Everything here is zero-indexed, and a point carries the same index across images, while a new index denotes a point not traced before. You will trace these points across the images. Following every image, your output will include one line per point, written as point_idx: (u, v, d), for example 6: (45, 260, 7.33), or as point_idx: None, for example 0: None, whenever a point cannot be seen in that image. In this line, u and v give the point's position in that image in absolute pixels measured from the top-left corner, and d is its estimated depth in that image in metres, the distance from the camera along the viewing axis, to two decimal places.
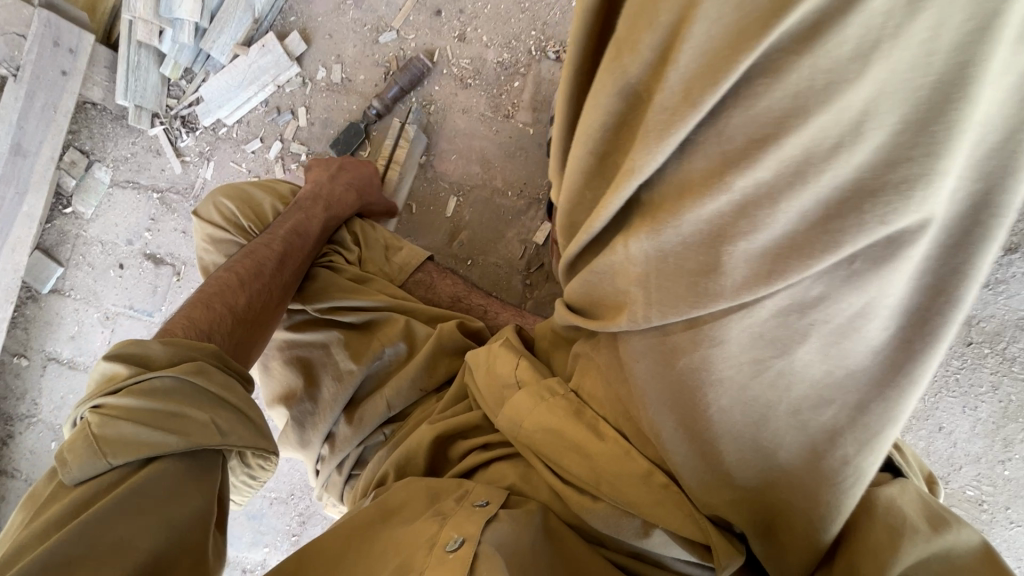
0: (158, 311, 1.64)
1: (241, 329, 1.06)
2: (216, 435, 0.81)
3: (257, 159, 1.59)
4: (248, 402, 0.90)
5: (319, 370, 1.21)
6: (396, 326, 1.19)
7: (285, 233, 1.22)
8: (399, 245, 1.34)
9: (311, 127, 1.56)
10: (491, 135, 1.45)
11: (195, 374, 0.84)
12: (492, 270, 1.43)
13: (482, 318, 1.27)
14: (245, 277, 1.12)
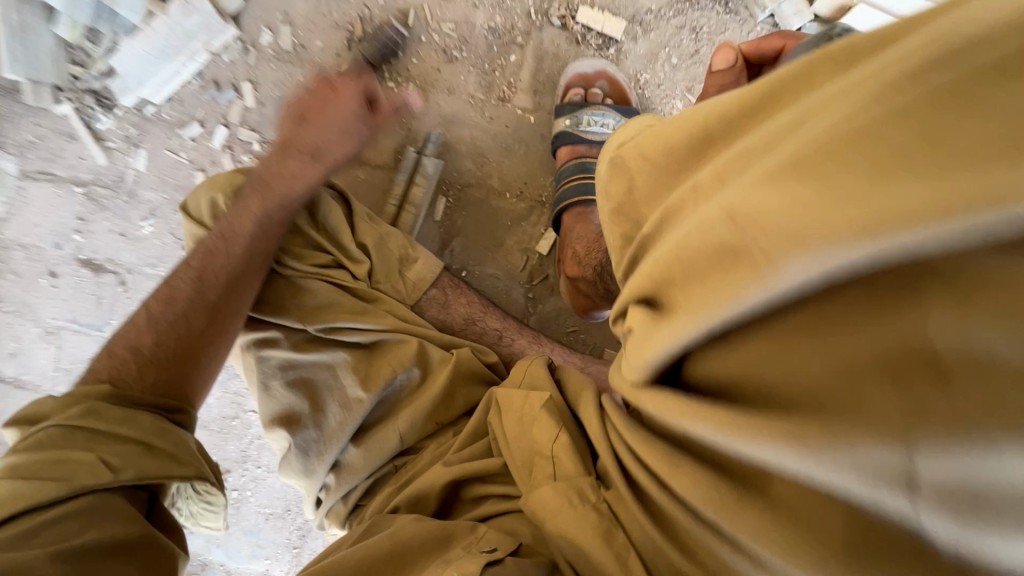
0: (108, 326, 1.44)
1: (157, 368, 0.89)
2: (107, 475, 0.73)
3: (198, 147, 1.32)
4: (153, 432, 0.81)
5: (320, 394, 1.00)
6: (407, 354, 1.00)
7: (211, 240, 0.99)
8: (414, 257, 1.11)
9: (262, 108, 1.28)
10: (484, 123, 1.22)
11: (82, 417, 0.77)
12: (490, 281, 1.27)
13: (495, 344, 1.12)
14: (156, 308, 0.95)
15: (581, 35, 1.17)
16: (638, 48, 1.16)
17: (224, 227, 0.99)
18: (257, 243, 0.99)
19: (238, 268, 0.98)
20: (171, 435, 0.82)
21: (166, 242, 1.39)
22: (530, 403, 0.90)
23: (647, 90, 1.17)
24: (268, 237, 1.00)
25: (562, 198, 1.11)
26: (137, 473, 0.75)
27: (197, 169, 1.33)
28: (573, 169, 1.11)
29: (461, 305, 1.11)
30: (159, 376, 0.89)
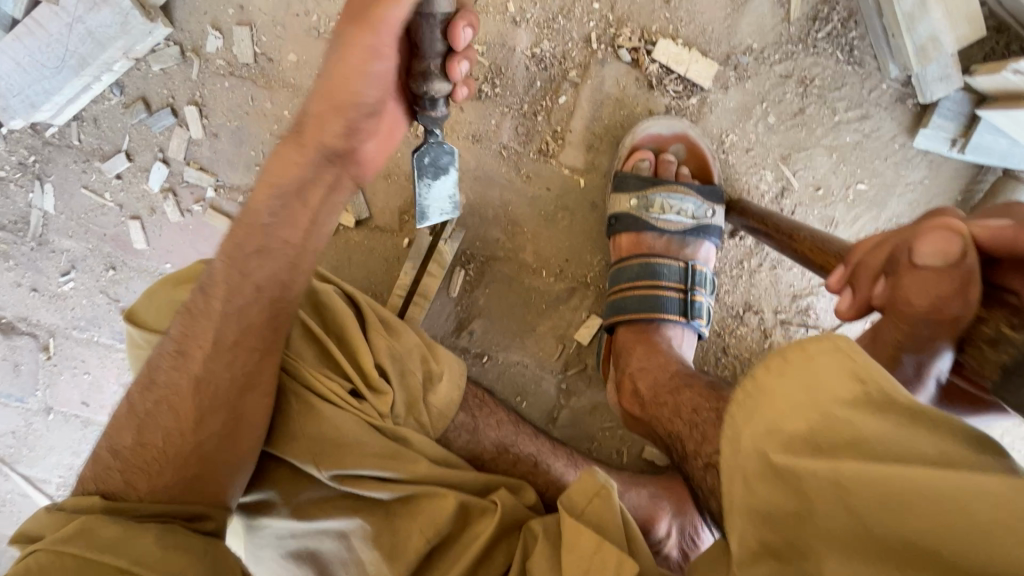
0: (32, 398, 1.14)
1: (191, 497, 0.61)
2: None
3: (127, 187, 0.98)
4: (155, 558, 0.52)
5: (329, 570, 0.72)
6: (447, 508, 0.72)
7: (171, 336, 0.64)
8: (439, 373, 0.84)
9: (214, 140, 0.94)
10: (518, 182, 0.95)
11: (73, 538, 0.52)
12: (514, 371, 1.03)
13: (532, 472, 0.89)
14: (140, 451, 0.62)
15: (657, 77, 0.89)
16: (728, 100, 0.89)
17: (204, 276, 0.65)
18: (241, 284, 0.64)
19: (232, 321, 0.64)
20: (176, 557, 0.53)
21: (95, 302, 1.07)
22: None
23: (733, 156, 0.92)
24: (261, 274, 0.65)
25: (626, 310, 0.89)
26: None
27: (127, 214, 1.00)
28: (638, 273, 0.88)
29: (491, 429, 0.88)
30: (161, 481, 0.61)
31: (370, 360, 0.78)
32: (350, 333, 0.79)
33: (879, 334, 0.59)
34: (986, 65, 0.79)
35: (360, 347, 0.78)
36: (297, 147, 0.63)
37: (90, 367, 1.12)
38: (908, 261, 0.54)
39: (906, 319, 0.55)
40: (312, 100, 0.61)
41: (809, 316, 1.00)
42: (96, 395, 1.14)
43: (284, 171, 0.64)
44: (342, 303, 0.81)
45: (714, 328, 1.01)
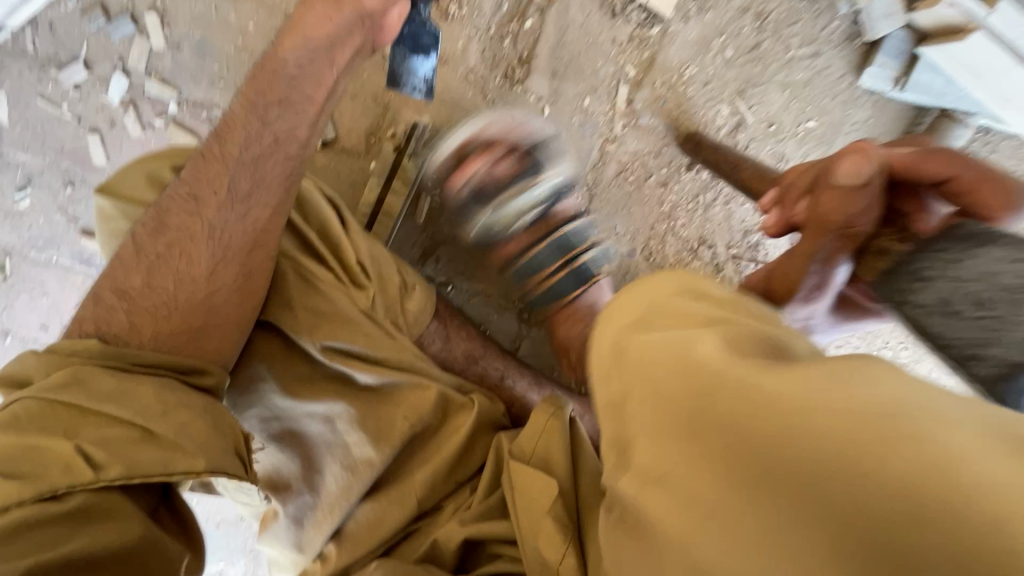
0: None
1: (193, 340, 0.66)
2: (87, 472, 0.54)
3: (86, 99, 0.96)
4: (157, 413, 0.58)
5: (315, 452, 0.80)
6: (429, 398, 0.81)
7: (188, 186, 0.68)
8: (413, 282, 0.88)
9: (175, 51, 0.93)
10: (484, 108, 0.96)
11: (66, 390, 0.57)
12: (477, 301, 1.07)
13: (496, 387, 0.94)
14: (148, 292, 0.66)
15: (620, 5, 0.91)
16: (689, 31, 0.92)
17: (219, 122, 0.69)
18: (261, 134, 0.68)
19: (249, 171, 0.68)
20: (177, 413, 0.59)
21: (53, 221, 1.05)
22: (536, 507, 0.72)
23: (691, 88, 0.95)
24: (280, 125, 0.69)
25: (542, 267, 0.94)
26: (125, 470, 0.55)
27: (86, 128, 0.98)
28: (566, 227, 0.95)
29: (461, 341, 0.93)
30: (161, 325, 0.65)
31: (353, 255, 0.82)
32: (329, 227, 0.82)
33: (796, 247, 0.68)
34: None
35: (341, 243, 0.82)
36: (335, 7, 0.66)
37: (49, 289, 1.10)
38: (830, 181, 0.64)
39: (820, 228, 0.64)
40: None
41: (758, 252, 1.06)
42: (56, 318, 1.12)
43: (319, 25, 0.66)
44: (323, 201, 0.83)
45: (670, 260, 1.05)
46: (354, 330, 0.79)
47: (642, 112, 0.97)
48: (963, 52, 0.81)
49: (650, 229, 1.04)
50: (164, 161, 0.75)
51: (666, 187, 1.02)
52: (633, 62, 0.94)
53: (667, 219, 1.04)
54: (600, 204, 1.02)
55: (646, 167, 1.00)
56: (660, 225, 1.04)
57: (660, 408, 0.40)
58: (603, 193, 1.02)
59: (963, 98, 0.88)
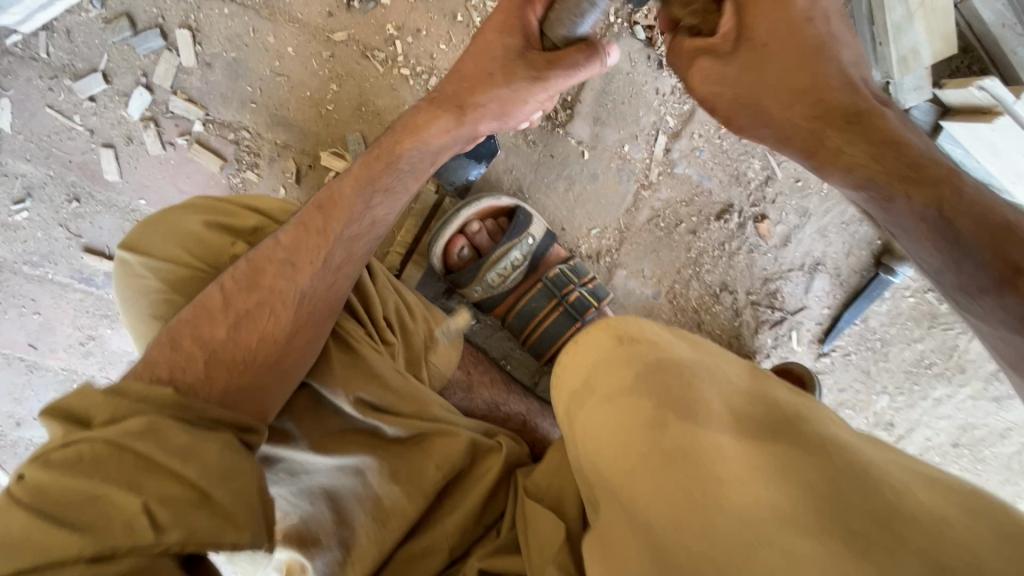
0: None
1: (260, 402, 0.64)
2: (148, 535, 0.47)
3: (102, 113, 0.90)
4: (220, 476, 0.53)
5: (345, 504, 0.76)
6: (459, 446, 0.77)
7: (281, 247, 0.68)
8: (440, 331, 0.87)
9: (206, 70, 0.89)
10: (523, 147, 0.96)
11: (140, 438, 0.51)
12: (499, 337, 1.06)
13: (521, 429, 0.93)
14: (229, 347, 0.64)
15: (665, 58, 0.93)
16: None
17: (328, 194, 0.70)
18: (364, 214, 0.70)
19: (347, 246, 0.69)
20: (239, 478, 0.54)
21: (53, 237, 0.98)
22: (548, 547, 0.67)
23: (726, 141, 0.97)
24: (380, 211, 0.71)
25: (536, 314, 0.93)
26: (183, 538, 0.49)
27: (97, 142, 0.91)
28: (566, 271, 0.93)
29: (485, 388, 0.92)
30: (234, 382, 0.63)
31: (380, 311, 0.81)
32: (358, 280, 0.81)
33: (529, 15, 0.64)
34: (956, 81, 0.88)
35: (371, 298, 0.81)
36: (455, 123, 0.70)
37: (41, 307, 1.03)
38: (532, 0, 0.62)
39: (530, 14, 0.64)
40: (492, 95, 0.67)
41: (776, 299, 1.05)
42: (46, 337, 1.05)
43: (438, 135, 0.70)
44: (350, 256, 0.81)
45: (692, 304, 1.05)
46: (382, 386, 0.76)
47: (678, 161, 0.98)
48: (987, 131, 0.86)
49: (676, 273, 1.03)
50: (197, 215, 0.71)
51: (695, 234, 1.02)
52: (673, 113, 0.95)
53: (694, 264, 1.03)
54: (631, 246, 1.02)
55: (677, 215, 1.01)
56: (686, 269, 1.03)
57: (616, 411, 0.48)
58: (634, 237, 1.02)
59: (977, 170, 0.92)
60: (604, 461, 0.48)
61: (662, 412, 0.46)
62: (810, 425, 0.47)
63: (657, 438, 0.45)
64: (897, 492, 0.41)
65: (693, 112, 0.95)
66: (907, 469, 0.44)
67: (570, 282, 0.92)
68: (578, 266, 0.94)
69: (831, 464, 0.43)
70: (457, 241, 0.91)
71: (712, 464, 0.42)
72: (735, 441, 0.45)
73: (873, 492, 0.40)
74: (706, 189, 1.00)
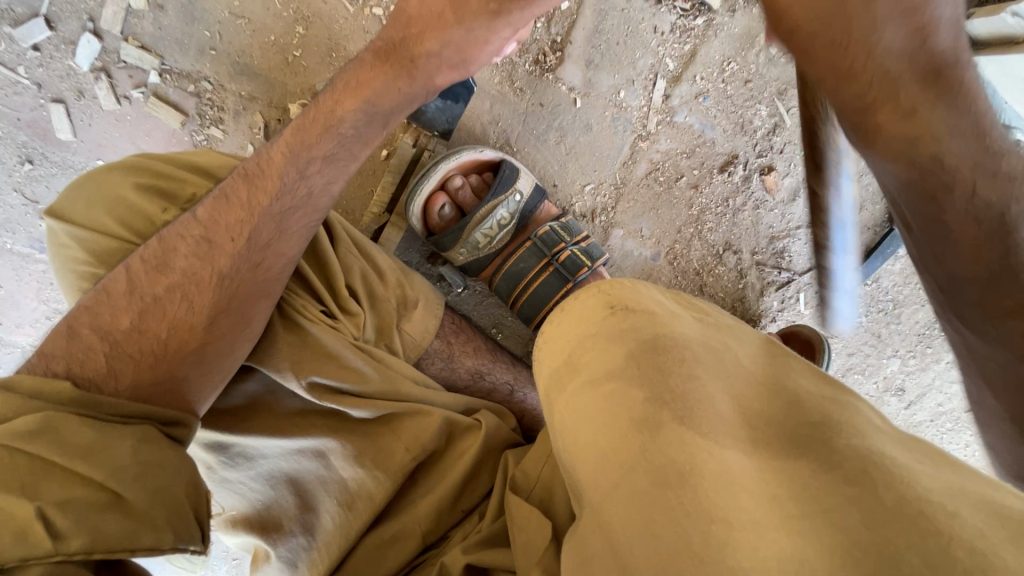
0: None
1: (180, 393, 0.59)
2: (45, 543, 0.45)
3: (48, 64, 0.82)
4: (132, 475, 0.50)
5: (309, 490, 0.71)
6: (432, 425, 0.73)
7: (198, 227, 0.62)
8: (415, 299, 0.81)
9: (159, 13, 0.81)
10: (508, 95, 0.88)
11: (32, 439, 0.48)
12: (489, 304, 1.00)
13: (506, 401, 0.88)
14: (140, 339, 0.58)
15: None
16: (734, 25, 0.86)
17: (253, 164, 0.64)
18: (296, 185, 0.64)
19: (274, 222, 0.63)
20: (155, 475, 0.51)
21: (7, 203, 0.91)
22: (530, 546, 0.63)
23: (731, 85, 0.89)
24: (318, 180, 0.65)
25: (524, 274, 0.86)
26: (89, 543, 0.46)
27: (45, 97, 0.84)
28: (556, 230, 0.86)
29: (468, 357, 0.86)
30: (143, 372, 0.58)
31: (343, 278, 0.73)
32: (318, 244, 0.73)
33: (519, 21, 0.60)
34: (984, 9, 0.80)
35: (333, 263, 0.73)
36: (407, 79, 0.64)
37: (2, 280, 0.97)
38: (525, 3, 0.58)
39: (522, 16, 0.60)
40: (444, 42, 0.61)
41: (783, 259, 0.98)
42: (11, 312, 0.99)
43: (385, 94, 0.64)
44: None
45: (694, 266, 0.98)
46: (342, 366, 0.70)
47: (678, 109, 0.90)
48: (1017, 64, 0.78)
49: (676, 233, 0.97)
50: (130, 177, 0.64)
51: (696, 190, 0.95)
52: (673, 54, 0.87)
53: (695, 223, 0.96)
54: (628, 204, 0.95)
55: (677, 168, 0.94)
56: (687, 229, 0.97)
57: (606, 404, 0.41)
58: (631, 193, 0.95)
59: (1007, 110, 0.85)
60: (584, 469, 0.41)
61: (654, 411, 0.39)
62: (843, 433, 0.38)
63: (647, 446, 0.38)
64: (977, 551, 0.30)
65: (696, 52, 0.87)
66: (973, 497, 0.34)
67: (561, 240, 0.85)
68: (571, 224, 0.87)
69: (871, 500, 0.34)
70: (438, 198, 0.84)
71: (713, 492, 0.35)
72: (745, 464, 0.37)
73: (935, 552, 0.31)
74: (709, 139, 0.92)
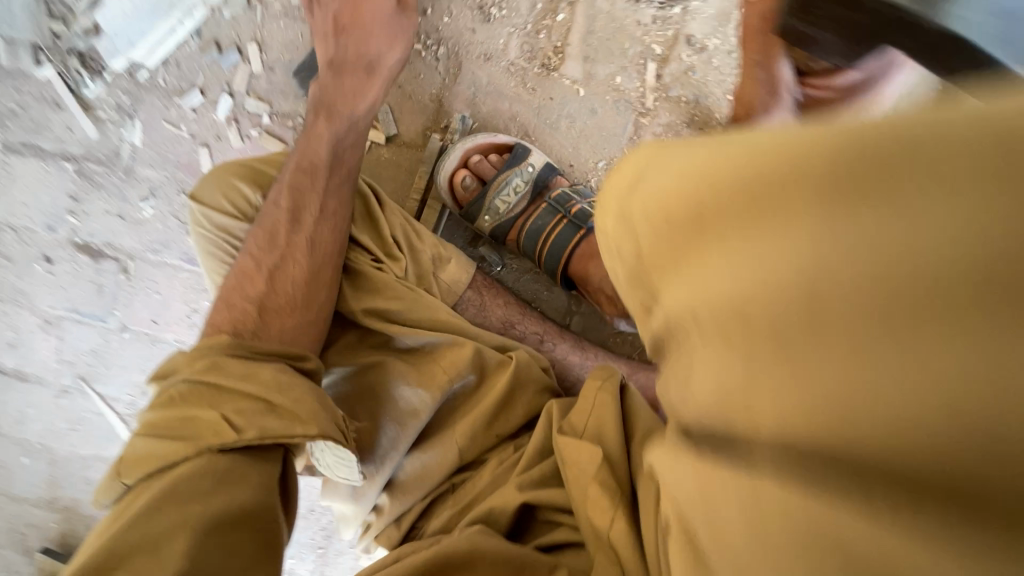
0: (112, 316, 1.32)
1: (301, 324, 0.84)
2: (230, 434, 0.67)
3: (201, 119, 1.17)
4: (278, 389, 0.72)
5: (367, 401, 0.88)
6: (464, 352, 0.86)
7: (285, 211, 0.88)
8: (448, 256, 0.97)
9: (270, 73, 1.13)
10: (525, 94, 1.07)
11: (209, 372, 0.71)
12: (526, 279, 1.15)
13: (538, 351, 0.99)
14: (266, 291, 0.85)
15: None
16: (709, 7, 1.01)
17: (303, 162, 0.91)
18: (342, 159, 0.92)
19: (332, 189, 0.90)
20: (296, 389, 0.73)
21: (169, 226, 1.25)
22: (584, 475, 0.71)
23: (716, 58, 1.02)
24: (351, 152, 0.94)
25: (542, 230, 0.99)
26: (258, 432, 0.68)
27: (199, 144, 1.19)
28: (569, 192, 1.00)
29: (498, 307, 1.00)
30: (287, 320, 0.84)
31: (387, 230, 0.93)
32: (370, 208, 0.94)
33: None
34: None
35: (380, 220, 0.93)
36: None
37: (160, 287, 1.29)
38: None
39: None
40: None
41: None
42: (164, 313, 1.30)
43: None
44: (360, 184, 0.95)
45: None
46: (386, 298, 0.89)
47: (671, 85, 1.04)
48: None
49: None
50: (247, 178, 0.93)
51: None
52: (659, 41, 1.03)
53: None
54: None
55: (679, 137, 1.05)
56: None
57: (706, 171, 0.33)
58: None
59: None
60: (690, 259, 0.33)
61: (743, 145, 0.32)
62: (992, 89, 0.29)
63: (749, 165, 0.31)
64: None
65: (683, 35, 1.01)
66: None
67: (572, 198, 0.99)
68: (582, 189, 1.02)
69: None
70: (460, 171, 1.04)
71: (879, 177, 0.26)
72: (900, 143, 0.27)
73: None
74: (705, 108, 1.03)
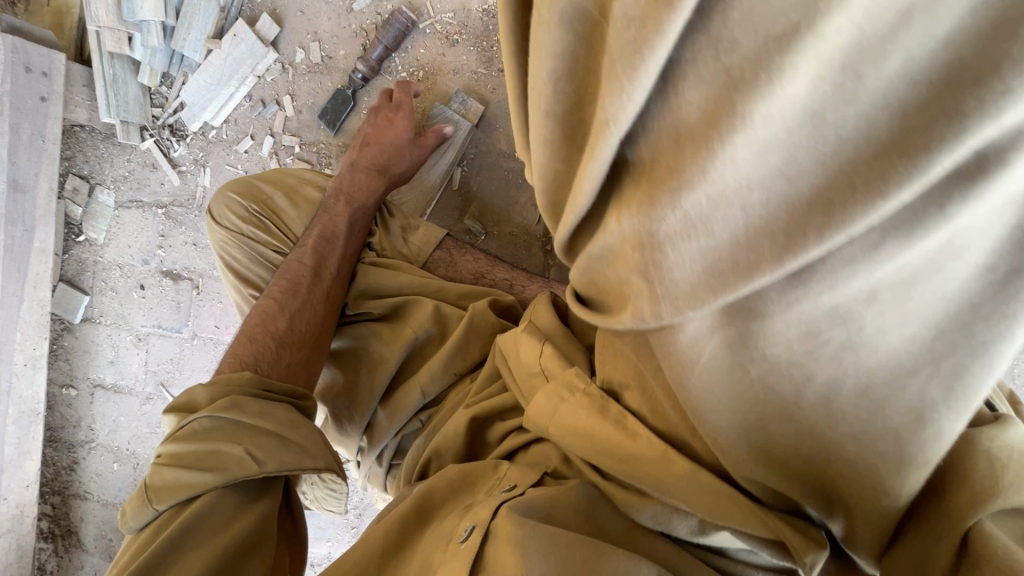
0: (186, 327, 1.63)
1: (307, 348, 1.07)
2: (252, 467, 0.84)
3: (251, 157, 1.53)
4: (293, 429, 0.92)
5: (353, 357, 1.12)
6: (425, 305, 1.08)
7: (314, 241, 1.15)
8: (416, 225, 1.23)
9: (299, 115, 1.48)
10: (489, 94, 1.34)
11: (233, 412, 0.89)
12: (507, 242, 1.34)
13: (508, 292, 1.16)
14: (283, 300, 1.10)
15: None
16: None
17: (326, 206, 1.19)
18: (360, 201, 1.20)
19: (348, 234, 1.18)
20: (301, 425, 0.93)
21: None
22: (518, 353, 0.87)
23: None
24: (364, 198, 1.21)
25: None
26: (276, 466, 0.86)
27: None
28: None
29: (468, 261, 1.20)
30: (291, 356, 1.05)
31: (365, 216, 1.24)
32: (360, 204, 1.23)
33: None
34: None
35: None
36: None
37: (222, 297, 1.61)
38: None
39: None
40: None
41: None
42: (225, 318, 1.61)
43: None
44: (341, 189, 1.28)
45: None
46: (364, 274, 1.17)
47: None
48: None
49: None
50: (245, 202, 1.21)
51: None
52: None
53: None
54: None
55: None
56: None
57: None
58: None
59: None
60: None
61: None
62: None
63: None
64: None
65: None
66: None
67: None
68: None
69: None
70: None
71: None
72: None
73: None
74: None
